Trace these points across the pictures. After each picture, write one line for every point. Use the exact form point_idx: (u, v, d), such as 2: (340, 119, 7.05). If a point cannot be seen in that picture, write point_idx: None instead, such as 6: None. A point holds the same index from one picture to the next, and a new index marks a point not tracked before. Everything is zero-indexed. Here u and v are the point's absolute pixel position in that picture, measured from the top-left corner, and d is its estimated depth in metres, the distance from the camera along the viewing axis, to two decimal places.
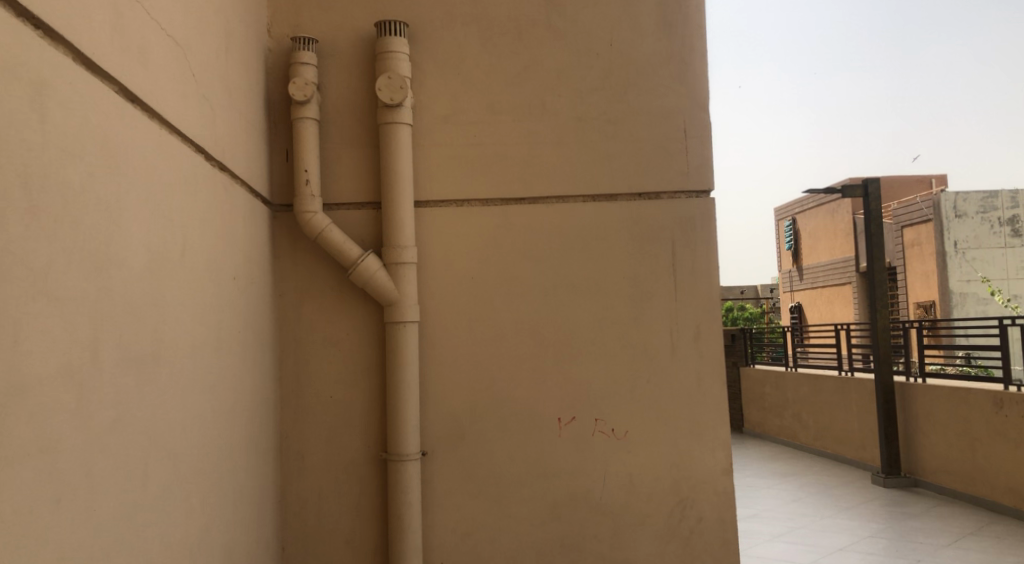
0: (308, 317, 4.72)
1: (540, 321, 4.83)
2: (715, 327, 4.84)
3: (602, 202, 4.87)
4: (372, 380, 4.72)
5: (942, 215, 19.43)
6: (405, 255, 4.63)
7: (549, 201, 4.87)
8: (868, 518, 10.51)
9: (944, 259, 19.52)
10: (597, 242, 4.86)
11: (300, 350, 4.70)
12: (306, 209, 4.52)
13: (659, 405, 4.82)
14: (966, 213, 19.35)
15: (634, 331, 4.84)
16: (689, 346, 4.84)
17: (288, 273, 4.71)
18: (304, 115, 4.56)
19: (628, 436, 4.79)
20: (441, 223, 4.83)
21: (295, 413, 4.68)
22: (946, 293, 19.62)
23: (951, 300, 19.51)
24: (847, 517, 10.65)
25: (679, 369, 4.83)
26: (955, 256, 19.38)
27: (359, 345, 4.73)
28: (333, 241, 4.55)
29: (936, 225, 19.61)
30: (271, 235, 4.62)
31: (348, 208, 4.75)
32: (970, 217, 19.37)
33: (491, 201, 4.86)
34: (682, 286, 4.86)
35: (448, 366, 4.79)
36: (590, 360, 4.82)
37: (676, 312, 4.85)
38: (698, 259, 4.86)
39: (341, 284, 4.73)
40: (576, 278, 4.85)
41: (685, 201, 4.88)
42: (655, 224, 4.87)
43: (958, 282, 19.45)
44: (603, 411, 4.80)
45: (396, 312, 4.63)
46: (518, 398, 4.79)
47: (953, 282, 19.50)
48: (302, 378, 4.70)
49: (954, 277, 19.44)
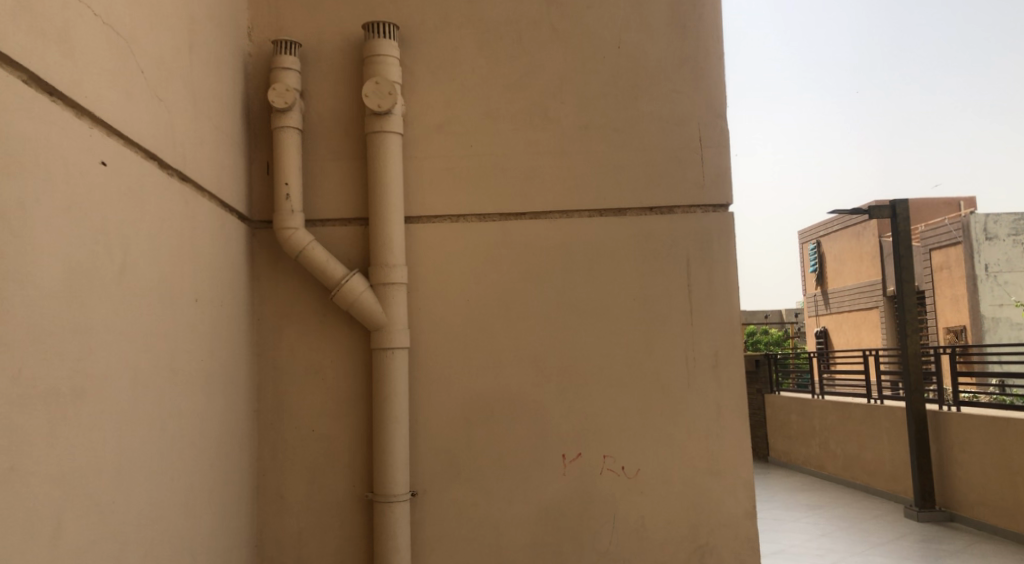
0: (288, 343, 4.33)
1: (542, 348, 4.40)
2: (736, 354, 4.37)
3: (610, 217, 4.46)
4: (357, 412, 4.31)
5: (972, 237, 18.73)
6: (394, 275, 4.24)
7: (551, 217, 4.47)
8: (901, 556, 9.82)
9: (975, 283, 18.75)
10: (604, 261, 4.44)
11: (280, 378, 4.31)
12: (286, 226, 4.17)
13: (674, 441, 4.34)
14: (998, 235, 18.65)
15: (645, 359, 4.39)
16: (707, 375, 4.37)
17: (267, 294, 4.34)
18: (285, 124, 4.23)
19: (639, 475, 4.32)
20: (434, 241, 4.44)
21: (273, 449, 4.27)
22: (979, 318, 18.78)
23: (983, 325, 18.69)
24: (878, 554, 9.96)
25: (696, 400, 4.37)
26: (987, 279, 18.59)
27: (344, 374, 4.33)
28: (315, 260, 4.18)
29: (967, 248, 18.89)
30: (249, 253, 4.27)
31: (334, 224, 4.38)
32: (1003, 240, 18.67)
33: (488, 216, 4.47)
34: (698, 309, 4.41)
35: (441, 396, 4.37)
36: (597, 390, 4.37)
37: (691, 338, 4.40)
38: (717, 279, 4.42)
39: (325, 306, 4.35)
40: (581, 300, 4.43)
41: (702, 215, 4.45)
42: (668, 242, 4.44)
43: (991, 306, 18.62)
44: (611, 447, 4.34)
45: (383, 337, 4.23)
46: (518, 432, 4.35)
47: (986, 306, 18.66)
48: (281, 409, 4.30)
49: (987, 301, 18.65)
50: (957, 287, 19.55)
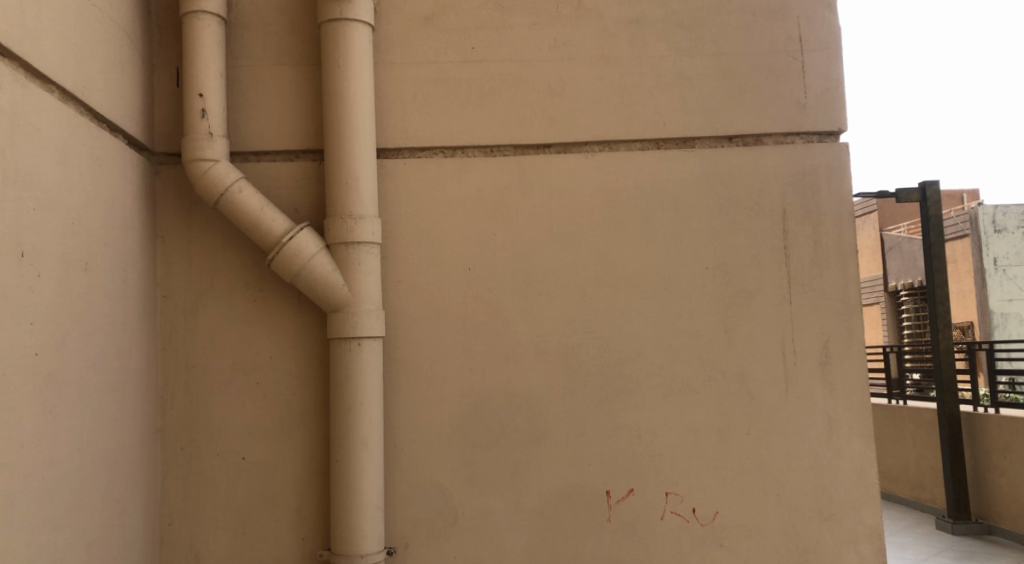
0: (206, 330, 2.95)
1: (575, 338, 3.07)
2: (854, 346, 3.05)
3: (672, 148, 3.13)
4: (307, 432, 2.94)
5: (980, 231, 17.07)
6: (361, 230, 2.90)
7: (587, 150, 3.14)
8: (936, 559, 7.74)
9: (983, 278, 17.12)
10: (663, 213, 3.12)
11: (195, 382, 2.93)
12: (202, 157, 2.82)
13: (765, 473, 3.01)
14: (1006, 228, 17.07)
15: (723, 352, 3.06)
16: (812, 375, 3.04)
17: (176, 258, 2.96)
18: (201, 9, 2.88)
19: (717, 521, 2.99)
20: (419, 183, 3.10)
21: (183, 487, 2.89)
22: (987, 314, 17.34)
23: (992, 322, 17.24)
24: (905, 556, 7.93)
25: (799, 413, 3.03)
26: (995, 274, 17.00)
27: (287, 374, 2.96)
28: (244, 207, 2.83)
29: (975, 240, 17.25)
30: (146, 198, 2.89)
31: (273, 159, 3.03)
32: (1012, 233, 17.08)
33: (497, 149, 3.13)
34: (798, 280, 3.08)
35: (431, 408, 3.02)
36: (651, 394, 3.04)
37: (791, 322, 3.06)
38: (825, 239, 3.09)
39: (261, 277, 2.98)
40: (631, 269, 3.09)
41: (802, 149, 3.13)
42: (755, 186, 3.12)
43: (998, 301, 17.13)
44: (674, 480, 3.01)
45: (345, 320, 2.87)
46: (539, 460, 3.01)
47: (994, 301, 17.15)
48: (195, 429, 2.92)
49: (996, 296, 17.08)
50: (964, 282, 18.19)
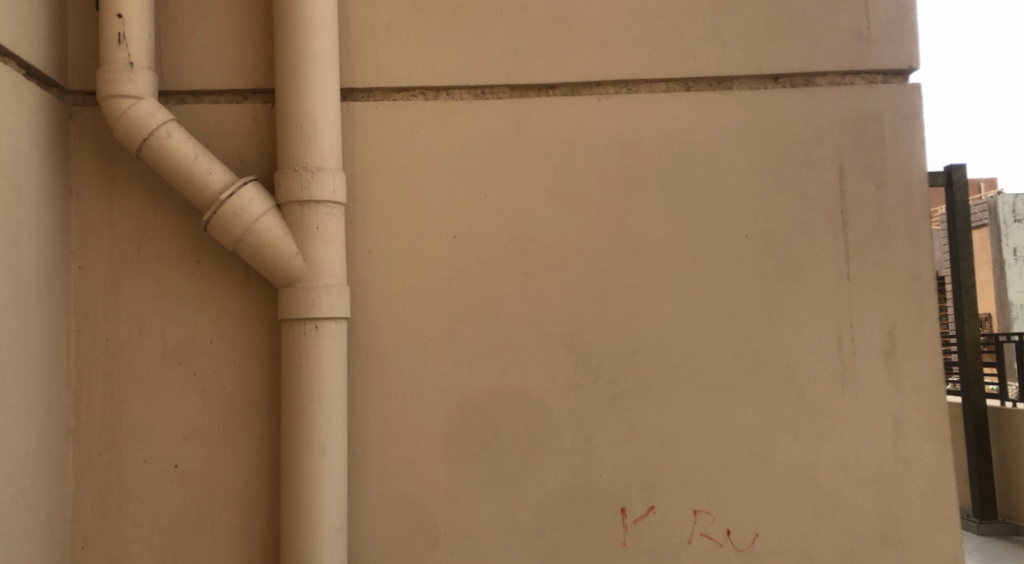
0: (131, 309, 2.41)
1: (583, 320, 2.51)
2: (927, 332, 2.48)
3: (702, 90, 2.57)
4: (255, 433, 2.41)
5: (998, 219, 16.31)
6: (319, 185, 2.34)
7: (598, 92, 2.58)
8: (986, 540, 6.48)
9: (1003, 268, 16.34)
10: (693, 169, 2.55)
11: (117, 373, 2.39)
12: (121, 93, 2.27)
13: (816, 487, 2.45)
14: None
15: (764, 339, 2.50)
16: (875, 368, 2.48)
17: (95, 221, 2.42)
18: None
19: (757, 546, 2.44)
20: (395, 132, 2.54)
21: (102, 502, 2.36)
22: (1005, 306, 16.59)
23: (1012, 314, 16.48)
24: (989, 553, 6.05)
25: (858, 414, 2.46)
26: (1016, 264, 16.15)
27: (230, 364, 2.42)
28: (173, 156, 2.28)
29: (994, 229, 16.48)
30: (56, 146, 2.34)
31: (216, 101, 2.47)
32: None
33: (488, 92, 2.57)
34: (858, 251, 2.51)
35: (407, 405, 2.48)
36: (674, 389, 2.49)
37: (848, 302, 2.50)
38: (890, 201, 2.52)
39: (199, 245, 2.43)
40: (652, 237, 2.53)
41: (865, 90, 2.55)
42: (806, 135, 2.54)
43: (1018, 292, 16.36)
44: (705, 495, 2.46)
45: (299, 298, 2.33)
46: (538, 469, 2.47)
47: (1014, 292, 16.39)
48: (117, 429, 2.38)
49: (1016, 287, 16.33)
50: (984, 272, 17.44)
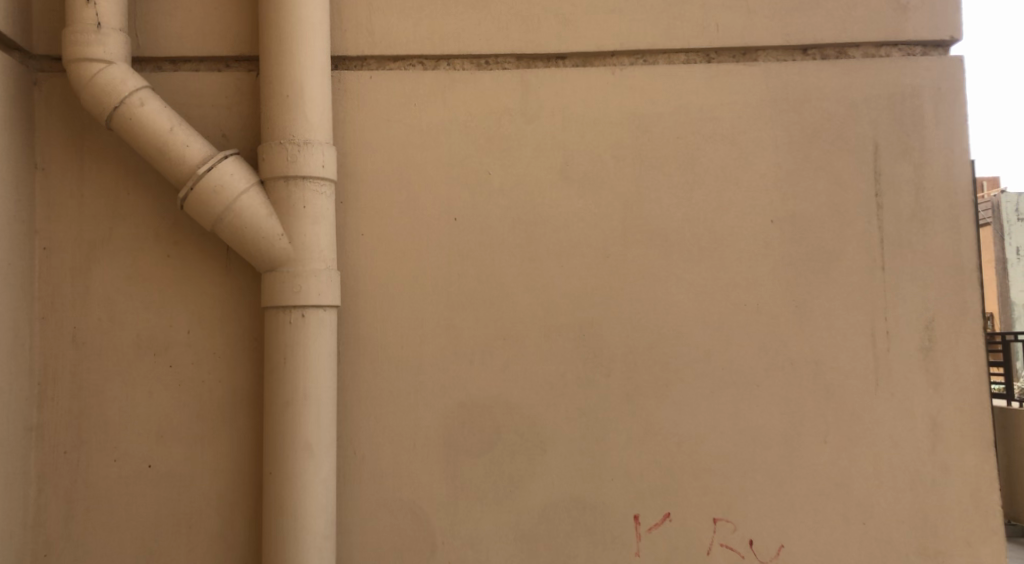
0: (101, 295, 2.21)
1: (594, 311, 2.31)
2: (968, 326, 2.27)
3: (725, 62, 2.36)
4: (236, 431, 2.20)
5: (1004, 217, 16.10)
6: (307, 160, 2.14)
7: (612, 62, 2.37)
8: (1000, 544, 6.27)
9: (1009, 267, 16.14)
10: (714, 147, 2.34)
11: (85, 364, 2.19)
12: (89, 56, 2.06)
13: (847, 494, 2.25)
14: None
15: (791, 333, 2.30)
16: (911, 365, 2.28)
17: (62, 199, 2.21)
18: None
19: (782, 557, 2.24)
20: (390, 105, 2.33)
21: (68, 505, 2.16)
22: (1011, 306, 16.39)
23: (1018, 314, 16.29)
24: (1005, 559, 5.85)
25: (893, 414, 2.27)
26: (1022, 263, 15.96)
27: (209, 355, 2.22)
28: (146, 127, 2.08)
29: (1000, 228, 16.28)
30: (20, 115, 2.14)
31: (196, 69, 2.27)
32: None
33: (493, 62, 2.36)
34: (893, 239, 2.31)
35: (402, 402, 2.28)
36: (693, 386, 2.29)
37: (883, 293, 2.30)
38: (930, 184, 2.31)
39: (176, 225, 2.23)
40: (670, 221, 2.33)
41: (902, 63, 2.34)
42: (838, 112, 2.34)
43: None
44: (726, 502, 2.26)
45: (283, 285, 2.12)
46: (544, 472, 2.27)
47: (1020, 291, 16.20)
48: (85, 426, 2.18)
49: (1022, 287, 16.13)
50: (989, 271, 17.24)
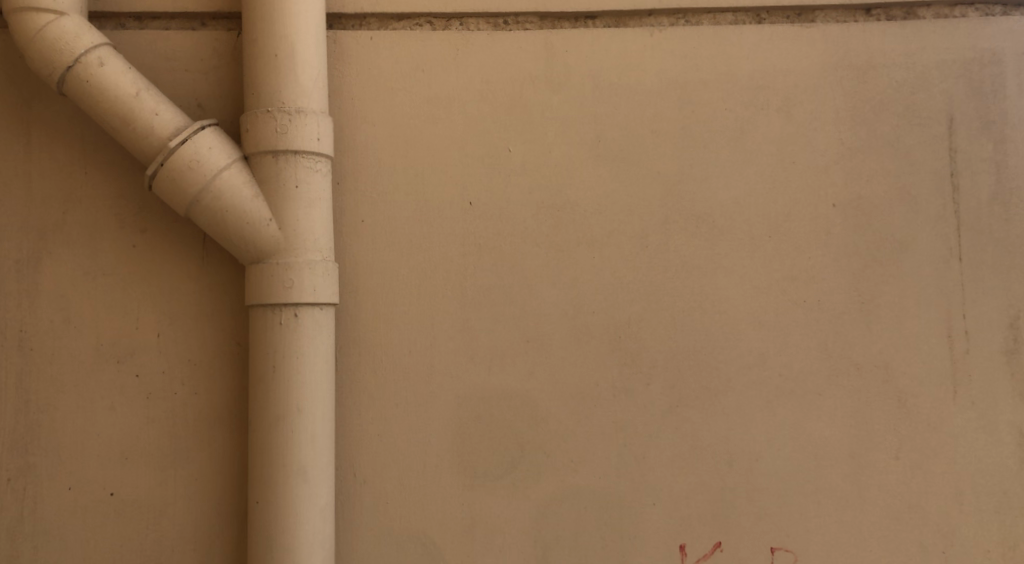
0: (54, 292, 1.86)
1: (632, 309, 2.00)
2: None
3: (778, 24, 2.07)
4: (214, 453, 1.87)
5: None
6: (299, 132, 1.81)
7: (649, 24, 2.07)
8: None
9: None
10: (767, 121, 2.05)
11: (33, 374, 1.84)
12: (37, 6, 1.72)
13: (923, 518, 1.96)
14: None
15: (857, 333, 2.00)
16: (994, 369, 1.99)
17: (6, 179, 1.87)
18: None
19: None
20: (395, 71, 2.02)
21: (12, 542, 1.81)
22: None
23: None
24: None
25: (973, 426, 1.98)
26: None
27: (182, 363, 1.88)
28: (106, 91, 1.74)
29: None
30: None
31: (166, 27, 1.93)
32: None
33: (512, 22, 2.05)
34: (971, 225, 2.02)
35: (409, 416, 1.95)
36: (746, 395, 1.99)
37: (960, 287, 2.01)
38: (1010, 163, 2.03)
39: (144, 210, 1.89)
40: (718, 206, 2.03)
41: (979, 26, 2.06)
42: (906, 81, 2.05)
43: None
44: (785, 529, 1.96)
45: (271, 279, 1.80)
46: (576, 496, 1.96)
47: None
48: (33, 447, 1.83)
49: None
50: None
